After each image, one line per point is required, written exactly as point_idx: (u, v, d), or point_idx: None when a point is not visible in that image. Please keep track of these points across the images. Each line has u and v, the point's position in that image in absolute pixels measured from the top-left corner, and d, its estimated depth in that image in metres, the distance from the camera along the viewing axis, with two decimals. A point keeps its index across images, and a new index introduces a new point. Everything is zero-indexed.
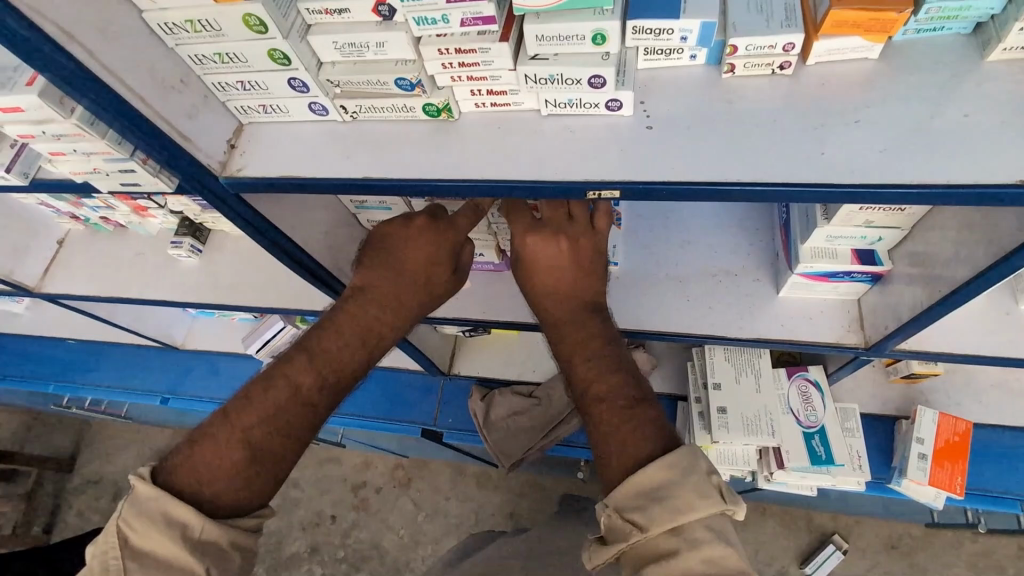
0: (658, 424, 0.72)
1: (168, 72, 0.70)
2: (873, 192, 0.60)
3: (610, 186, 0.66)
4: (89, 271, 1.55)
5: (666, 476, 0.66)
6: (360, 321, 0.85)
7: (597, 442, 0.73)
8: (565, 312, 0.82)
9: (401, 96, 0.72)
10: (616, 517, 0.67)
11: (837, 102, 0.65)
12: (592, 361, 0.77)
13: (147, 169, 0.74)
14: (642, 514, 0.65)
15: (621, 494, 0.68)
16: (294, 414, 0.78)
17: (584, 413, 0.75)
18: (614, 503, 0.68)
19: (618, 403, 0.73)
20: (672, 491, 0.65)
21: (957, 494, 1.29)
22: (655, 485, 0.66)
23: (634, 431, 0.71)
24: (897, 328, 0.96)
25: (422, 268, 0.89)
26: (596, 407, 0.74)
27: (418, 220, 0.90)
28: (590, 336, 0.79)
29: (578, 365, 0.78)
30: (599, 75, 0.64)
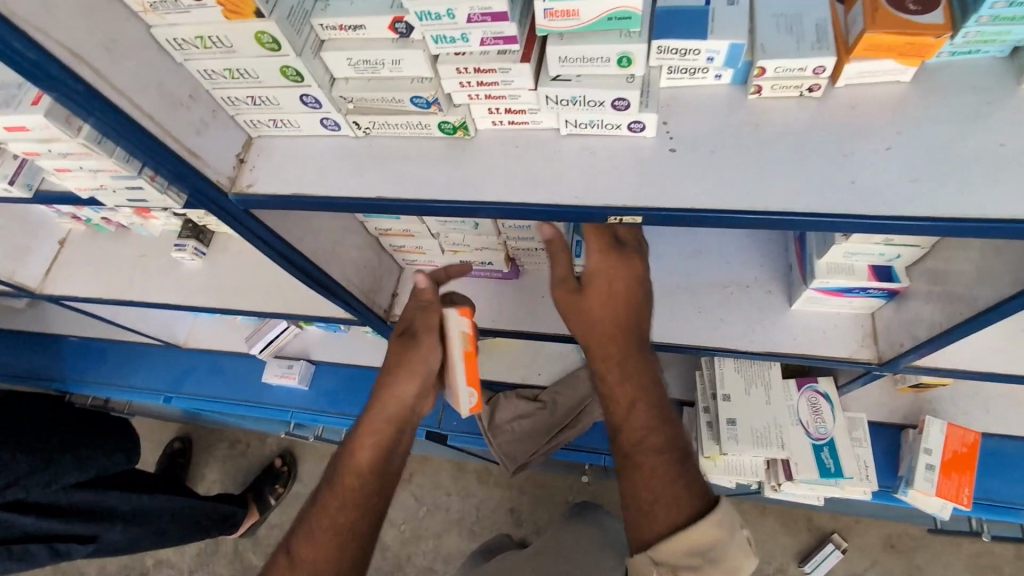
0: (699, 484, 0.82)
1: (177, 88, 0.68)
2: (901, 223, 0.59)
3: (631, 212, 0.65)
4: (92, 272, 1.54)
5: (716, 532, 0.77)
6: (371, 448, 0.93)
7: (647, 501, 0.80)
8: (624, 353, 0.85)
9: (416, 112, 0.70)
10: (666, 574, 0.76)
11: (866, 126, 0.63)
12: (642, 420, 0.84)
13: (156, 186, 0.72)
14: (695, 571, 0.75)
15: (672, 552, 0.77)
16: (345, 539, 0.88)
17: (630, 461, 0.84)
18: (666, 563, 0.77)
19: (671, 474, 0.81)
20: (720, 547, 0.76)
21: (965, 505, 1.29)
22: (707, 542, 0.77)
23: (685, 491, 0.80)
24: (914, 346, 0.95)
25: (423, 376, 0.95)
26: (654, 456, 0.82)
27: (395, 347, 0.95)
28: (641, 381, 0.85)
29: (637, 415, 0.84)
30: (624, 98, 0.62)
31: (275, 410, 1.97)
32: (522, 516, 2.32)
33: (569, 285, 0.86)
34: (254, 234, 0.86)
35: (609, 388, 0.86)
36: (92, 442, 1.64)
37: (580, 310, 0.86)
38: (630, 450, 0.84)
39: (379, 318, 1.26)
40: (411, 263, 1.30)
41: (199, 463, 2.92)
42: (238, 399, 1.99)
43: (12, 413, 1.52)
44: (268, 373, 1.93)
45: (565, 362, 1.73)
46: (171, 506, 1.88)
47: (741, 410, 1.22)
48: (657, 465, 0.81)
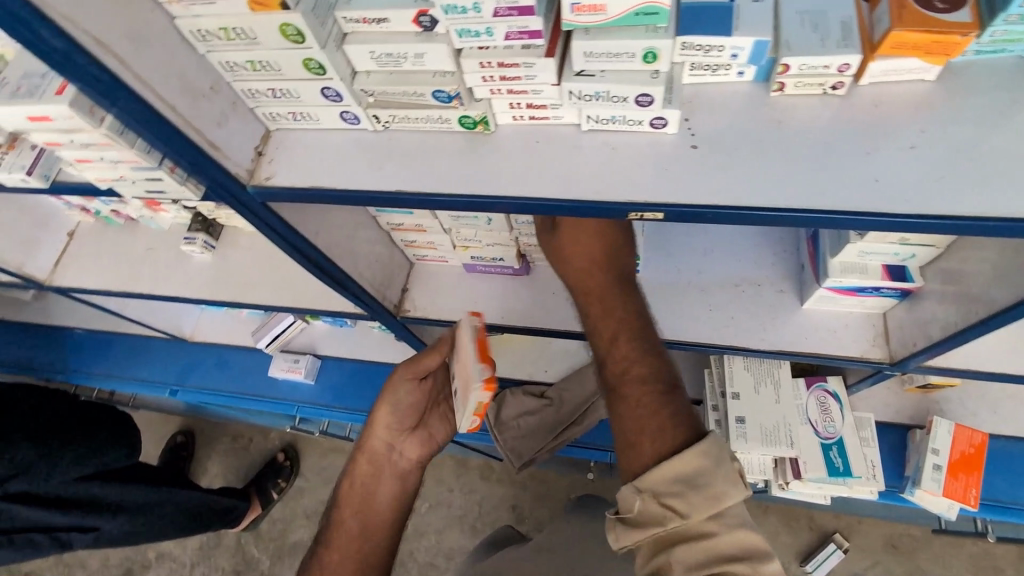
0: (686, 417, 0.73)
1: (199, 80, 0.68)
2: (923, 222, 0.59)
3: (653, 209, 0.65)
4: (100, 264, 1.54)
5: (701, 463, 0.68)
6: (365, 482, 1.00)
7: (631, 429, 0.74)
8: (606, 288, 0.84)
9: (438, 107, 0.70)
10: (652, 502, 0.69)
11: (889, 124, 0.63)
12: (624, 351, 0.80)
13: (176, 177, 0.72)
14: (682, 500, 0.67)
15: (655, 480, 0.69)
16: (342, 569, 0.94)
17: (616, 392, 0.78)
18: (649, 490, 0.70)
19: (654, 402, 0.75)
20: (708, 478, 0.67)
21: (972, 506, 1.29)
22: (694, 472, 0.68)
23: (668, 422, 0.73)
24: (927, 346, 0.95)
25: (399, 410, 1.02)
26: (636, 386, 0.76)
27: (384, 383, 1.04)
28: (620, 313, 0.83)
29: (619, 344, 0.80)
30: (648, 94, 0.62)
31: (281, 403, 1.98)
32: (524, 512, 2.32)
33: (547, 228, 0.90)
34: (267, 226, 0.86)
35: (595, 322, 0.84)
36: (98, 437, 1.64)
37: (556, 252, 0.88)
38: (615, 381, 0.79)
39: (390, 313, 1.26)
40: (422, 258, 1.30)
41: (202, 457, 2.93)
42: (244, 393, 2.00)
43: (20, 405, 1.54)
44: (274, 367, 1.93)
45: (571, 359, 1.73)
46: (174, 499, 1.89)
47: (750, 408, 1.22)
48: (641, 395, 0.75)
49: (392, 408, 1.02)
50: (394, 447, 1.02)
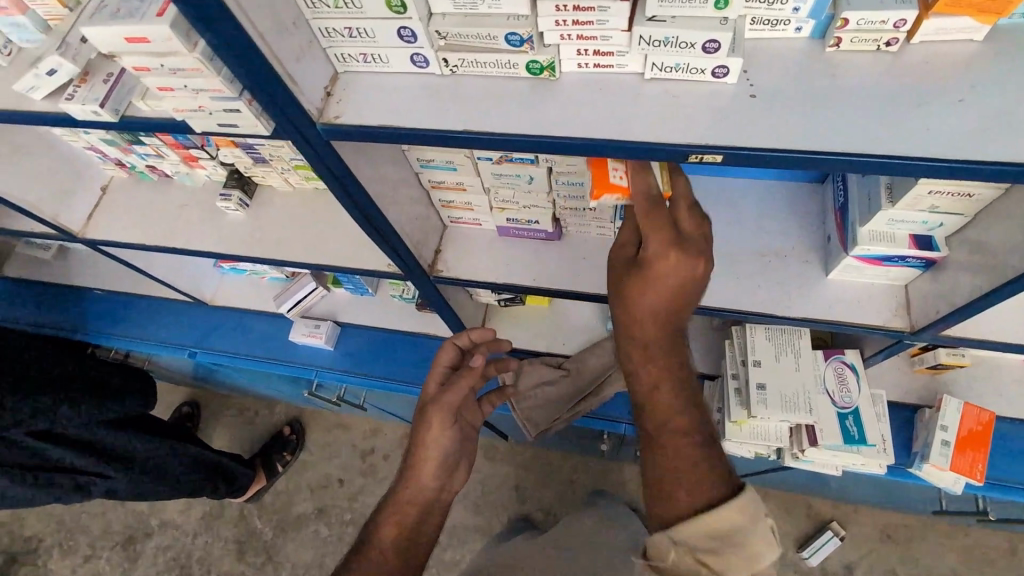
0: (722, 468, 0.86)
1: (285, 14, 0.71)
2: (970, 168, 0.62)
3: (714, 150, 0.68)
4: (133, 219, 1.56)
5: (737, 520, 0.81)
6: (411, 506, 1.05)
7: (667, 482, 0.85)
8: (658, 341, 0.88)
9: (508, 51, 0.73)
10: (685, 556, 0.80)
11: (938, 80, 0.67)
12: (665, 405, 0.88)
13: (251, 111, 0.75)
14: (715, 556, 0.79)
15: (690, 534, 0.81)
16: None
17: (655, 443, 0.89)
18: (684, 544, 0.81)
19: (690, 450, 0.87)
20: (742, 536, 0.79)
21: (977, 480, 1.35)
22: (727, 529, 0.80)
23: (705, 474, 0.85)
24: (950, 313, 0.99)
25: (446, 454, 1.08)
26: (674, 445, 0.87)
27: (433, 418, 1.08)
28: (670, 375, 0.88)
29: (662, 396, 0.88)
30: (715, 40, 0.66)
31: (301, 368, 2.01)
32: (526, 492, 2.50)
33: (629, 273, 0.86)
34: (331, 173, 0.90)
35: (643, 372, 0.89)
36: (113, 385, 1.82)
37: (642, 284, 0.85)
38: (655, 437, 0.89)
39: (424, 272, 1.29)
40: (457, 221, 1.33)
41: (210, 428, 2.95)
42: (263, 357, 2.03)
43: (46, 353, 1.72)
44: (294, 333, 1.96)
45: (589, 333, 1.77)
46: (184, 457, 2.06)
47: (771, 376, 1.26)
48: (679, 443, 0.87)
49: (440, 454, 1.07)
50: (441, 483, 1.07)
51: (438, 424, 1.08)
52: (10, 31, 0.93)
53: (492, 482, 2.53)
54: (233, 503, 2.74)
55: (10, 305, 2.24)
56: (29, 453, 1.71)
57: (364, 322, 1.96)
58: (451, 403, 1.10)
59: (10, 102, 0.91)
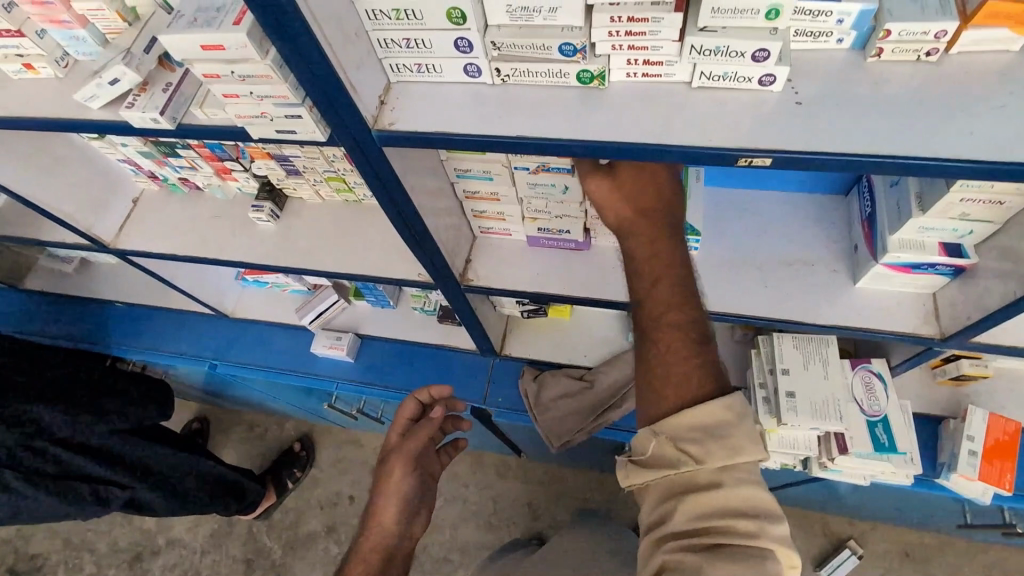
0: (716, 369, 0.81)
1: (350, 25, 0.75)
2: (1013, 168, 0.65)
3: (763, 154, 0.70)
4: (164, 230, 1.59)
5: (724, 414, 0.75)
6: (373, 554, 1.08)
7: (658, 374, 0.81)
8: (654, 234, 0.88)
9: (560, 61, 0.77)
10: (668, 446, 0.76)
11: (975, 89, 0.70)
12: (661, 299, 0.84)
13: (312, 117, 0.79)
14: (699, 448, 0.73)
15: (676, 425, 0.76)
16: None
17: (648, 334, 0.84)
18: (667, 435, 0.76)
19: (684, 345, 0.82)
20: (729, 429, 0.74)
21: (1007, 490, 1.36)
22: (714, 422, 0.75)
23: (698, 370, 0.80)
24: (983, 318, 1.00)
25: (405, 500, 1.14)
26: (667, 332, 0.83)
27: (394, 464, 1.15)
28: (667, 262, 0.86)
29: (660, 290, 0.85)
30: (764, 49, 0.70)
31: (320, 380, 2.01)
32: (539, 509, 2.47)
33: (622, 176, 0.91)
34: (378, 180, 0.93)
35: (638, 266, 0.88)
36: (137, 396, 1.91)
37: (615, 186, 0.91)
38: (651, 326, 0.84)
39: (456, 281, 1.31)
40: (487, 231, 1.36)
41: (221, 443, 2.94)
42: (283, 369, 2.03)
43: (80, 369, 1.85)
44: (315, 345, 1.97)
45: (610, 344, 1.78)
46: (195, 468, 2.04)
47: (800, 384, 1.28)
48: (671, 335, 0.82)
49: (399, 500, 1.13)
50: (403, 529, 1.11)
51: (399, 471, 1.14)
52: (68, 44, 0.97)
53: (505, 498, 2.51)
54: (243, 519, 2.71)
55: (30, 317, 2.26)
56: (49, 462, 1.72)
57: (385, 334, 1.98)
58: (412, 452, 1.16)
59: (68, 111, 0.95)
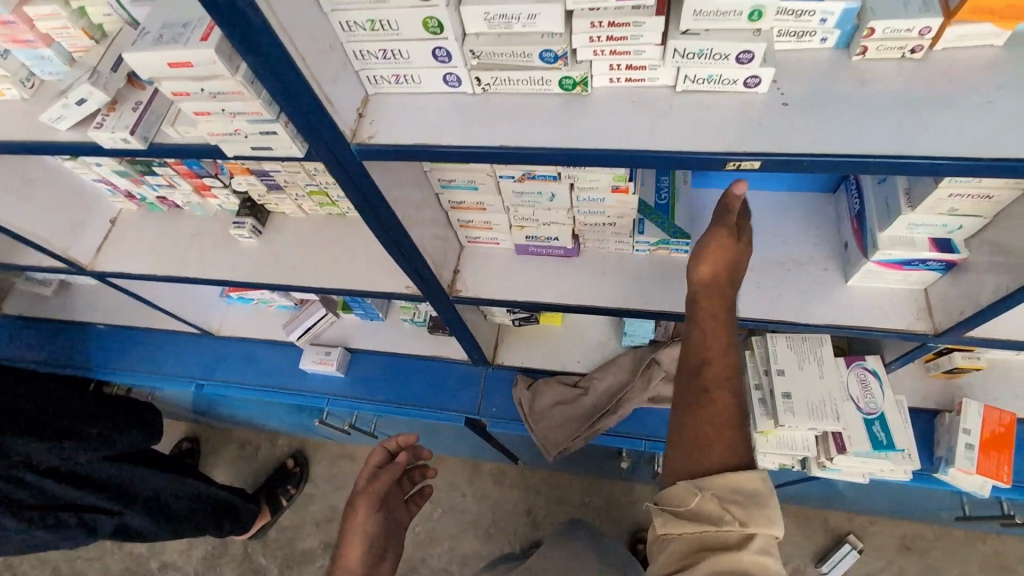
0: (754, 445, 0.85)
1: (323, 38, 0.72)
2: (1003, 165, 0.64)
3: (751, 157, 0.69)
4: (143, 250, 1.55)
5: (759, 484, 0.79)
6: None
7: (709, 430, 0.84)
8: (724, 307, 0.93)
9: (541, 68, 0.75)
10: (710, 501, 0.79)
11: (961, 85, 0.70)
12: (726, 365, 0.88)
13: (287, 132, 0.76)
14: (741, 509, 0.77)
15: (719, 483, 0.80)
16: None
17: (705, 390, 0.87)
18: (710, 490, 0.80)
19: (728, 416, 0.85)
20: (766, 498, 0.78)
21: (1005, 482, 1.35)
22: (753, 489, 0.79)
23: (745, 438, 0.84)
24: (975, 313, 0.99)
25: (370, 538, 1.14)
26: (722, 392, 0.86)
27: (359, 505, 1.17)
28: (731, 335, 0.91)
29: (728, 357, 0.89)
30: (748, 51, 0.68)
31: (311, 397, 1.97)
32: (538, 517, 2.45)
33: (730, 242, 0.95)
34: (360, 195, 0.90)
35: (710, 328, 0.92)
36: (120, 418, 1.82)
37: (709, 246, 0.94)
38: (711, 383, 0.87)
39: (444, 292, 1.28)
40: (474, 241, 1.34)
41: (213, 463, 2.88)
42: (272, 386, 1.99)
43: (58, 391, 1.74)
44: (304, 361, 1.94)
45: (603, 350, 1.77)
46: (186, 491, 2.01)
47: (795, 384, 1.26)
48: (728, 401, 0.86)
49: (363, 539, 1.13)
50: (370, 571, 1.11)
51: (364, 512, 1.16)
52: (32, 64, 0.93)
53: (504, 508, 2.48)
54: (237, 540, 2.65)
55: (10, 343, 2.20)
56: (35, 494, 1.67)
57: (375, 347, 1.95)
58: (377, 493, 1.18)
59: (34, 133, 0.91)
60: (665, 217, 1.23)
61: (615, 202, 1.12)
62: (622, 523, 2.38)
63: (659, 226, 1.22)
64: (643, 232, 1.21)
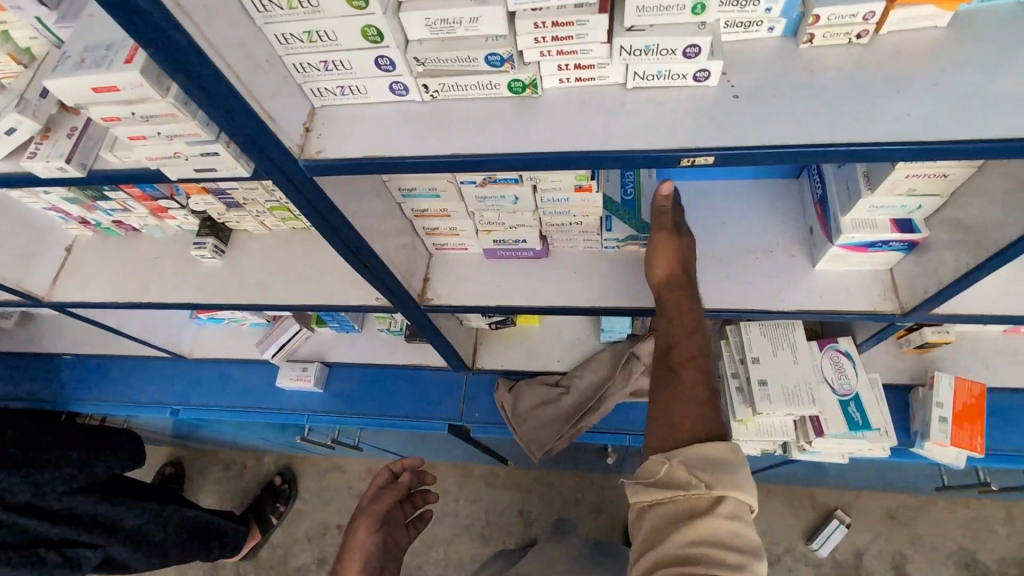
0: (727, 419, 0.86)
1: (258, 52, 0.70)
2: (953, 147, 0.64)
3: (704, 152, 0.68)
4: (102, 277, 1.50)
5: (727, 454, 0.79)
6: None
7: (676, 407, 0.88)
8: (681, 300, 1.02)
9: (488, 72, 0.73)
10: (679, 469, 0.79)
11: (907, 68, 0.70)
12: (690, 346, 0.96)
13: (230, 152, 0.74)
14: (709, 475, 0.76)
15: (688, 453, 0.80)
16: None
17: (674, 372, 0.93)
18: (678, 460, 0.80)
19: (699, 395, 0.88)
20: (733, 466, 0.77)
21: (978, 453, 1.38)
22: (719, 458, 0.78)
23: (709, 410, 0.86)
24: (940, 291, 1.00)
25: (368, 560, 1.11)
26: (687, 372, 0.92)
27: (358, 524, 1.16)
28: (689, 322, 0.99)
29: (686, 342, 0.96)
30: (695, 45, 0.67)
31: (290, 415, 1.93)
32: (532, 516, 2.44)
33: (673, 239, 1.07)
34: (315, 211, 0.88)
35: (670, 318, 1.01)
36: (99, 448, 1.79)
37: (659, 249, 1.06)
38: (677, 364, 0.94)
39: (415, 302, 1.26)
40: (442, 247, 1.31)
41: (197, 486, 2.82)
42: (249, 407, 1.95)
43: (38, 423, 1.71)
44: (280, 378, 1.90)
45: (582, 347, 1.76)
46: (172, 520, 1.96)
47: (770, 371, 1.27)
48: (695, 381, 0.90)
49: (361, 560, 1.11)
50: None
51: (362, 532, 1.15)
52: None
53: (496, 510, 2.47)
54: (227, 563, 2.60)
55: None
56: (11, 531, 1.61)
57: (352, 359, 1.92)
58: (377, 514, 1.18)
59: None
60: (632, 213, 1.22)
61: (579, 201, 1.10)
62: (615, 515, 2.39)
63: (627, 221, 1.21)
64: (610, 229, 1.21)
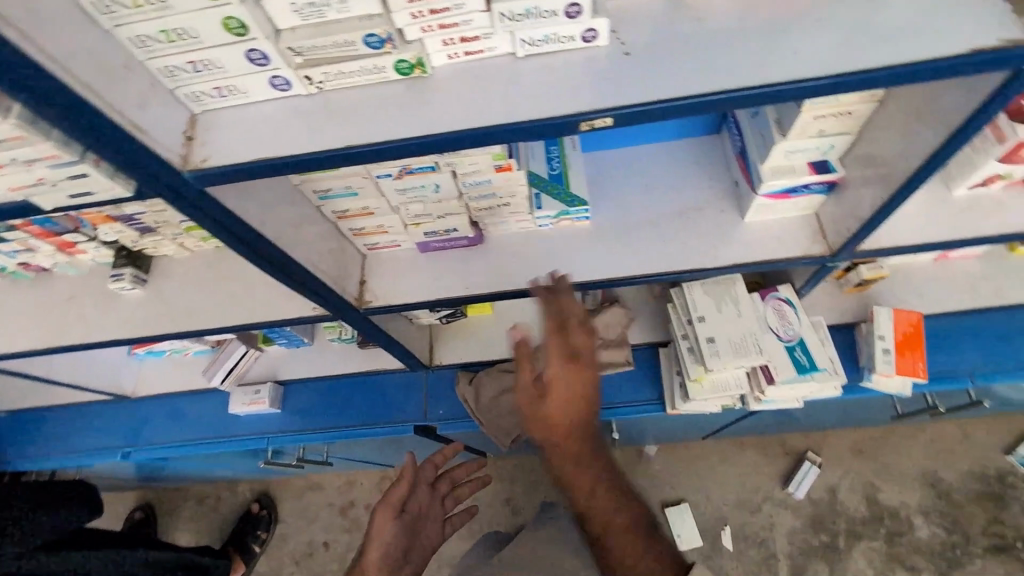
0: (672, 551, 0.99)
1: (112, 59, 0.64)
2: (842, 80, 0.63)
3: (602, 115, 0.66)
4: (15, 325, 1.40)
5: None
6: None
7: (627, 558, 0.99)
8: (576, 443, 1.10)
9: (370, 55, 0.69)
10: None
11: (791, 6, 0.69)
12: (603, 489, 1.08)
13: (101, 171, 0.69)
14: None
15: None
16: None
17: (603, 541, 1.04)
18: None
19: (632, 534, 1.02)
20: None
21: (921, 378, 1.43)
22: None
23: (658, 556, 0.98)
24: (860, 227, 1.02)
25: (389, 547, 1.14)
26: (616, 533, 1.03)
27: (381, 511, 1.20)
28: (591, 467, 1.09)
29: (596, 489, 1.08)
30: (576, 3, 0.65)
31: (250, 440, 1.86)
32: (517, 504, 2.43)
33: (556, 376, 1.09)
34: (217, 224, 0.82)
35: (569, 472, 1.10)
36: (44, 498, 1.64)
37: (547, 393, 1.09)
38: (599, 531, 1.05)
39: (352, 307, 1.21)
40: (374, 247, 1.27)
41: (170, 527, 2.71)
42: (206, 438, 1.87)
43: None
44: (232, 405, 1.82)
45: (537, 330, 1.75)
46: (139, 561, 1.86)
47: (717, 327, 1.28)
48: (622, 521, 1.04)
49: (383, 546, 1.14)
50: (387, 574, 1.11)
51: (386, 518, 1.18)
52: None
53: (480, 503, 2.45)
54: None
55: None
56: None
57: (307, 374, 1.86)
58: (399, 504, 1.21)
59: None
60: (561, 187, 1.20)
61: (502, 181, 1.08)
62: None
63: (557, 196, 1.17)
64: (539, 207, 1.19)
